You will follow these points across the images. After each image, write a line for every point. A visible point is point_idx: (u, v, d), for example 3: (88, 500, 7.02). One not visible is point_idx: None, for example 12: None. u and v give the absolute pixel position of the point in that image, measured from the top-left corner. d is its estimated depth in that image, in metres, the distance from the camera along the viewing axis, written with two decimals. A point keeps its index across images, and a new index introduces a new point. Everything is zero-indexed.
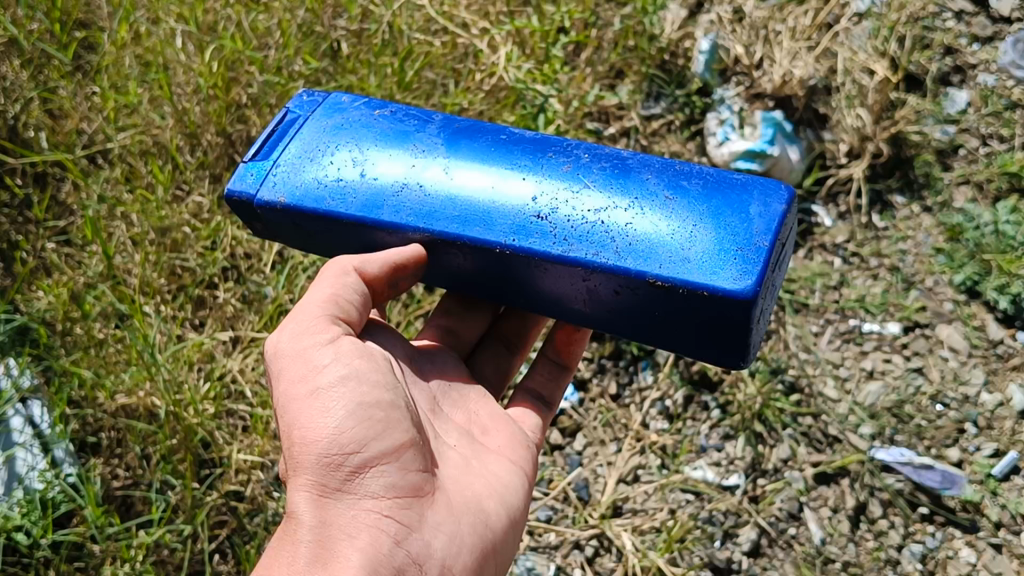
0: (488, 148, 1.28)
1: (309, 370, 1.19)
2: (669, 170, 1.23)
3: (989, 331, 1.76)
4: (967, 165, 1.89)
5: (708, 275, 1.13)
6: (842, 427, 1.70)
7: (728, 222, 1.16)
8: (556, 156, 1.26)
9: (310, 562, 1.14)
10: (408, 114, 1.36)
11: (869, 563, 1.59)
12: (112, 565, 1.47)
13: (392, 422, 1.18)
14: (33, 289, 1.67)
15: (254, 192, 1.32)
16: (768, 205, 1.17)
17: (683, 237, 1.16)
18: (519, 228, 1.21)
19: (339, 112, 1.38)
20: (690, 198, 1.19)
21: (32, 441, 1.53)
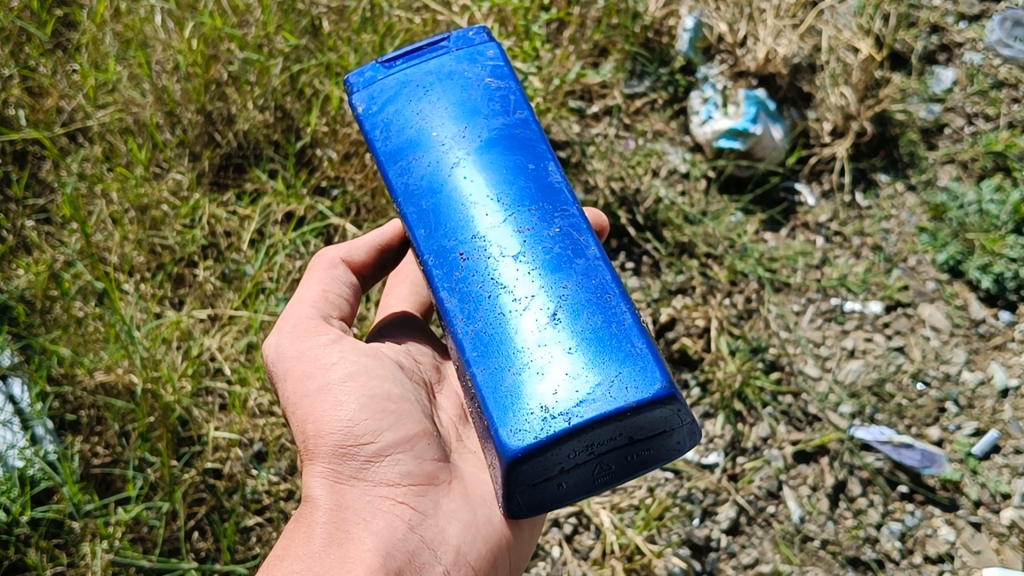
0: (496, 168, 1.21)
1: (317, 367, 1.27)
2: (595, 294, 1.11)
3: (971, 310, 1.77)
4: (952, 144, 1.89)
5: (503, 411, 1.06)
6: (822, 406, 1.69)
7: (564, 381, 1.05)
8: (534, 215, 1.17)
9: (324, 543, 1.19)
10: (511, 97, 1.27)
11: (847, 541, 1.58)
12: (91, 541, 1.47)
13: (404, 414, 1.26)
14: (13, 268, 1.67)
15: (354, 84, 1.33)
16: (611, 402, 1.03)
17: (518, 365, 1.08)
18: (438, 253, 1.18)
19: (472, 57, 1.31)
20: (573, 336, 1.08)
21: (11, 418, 1.53)
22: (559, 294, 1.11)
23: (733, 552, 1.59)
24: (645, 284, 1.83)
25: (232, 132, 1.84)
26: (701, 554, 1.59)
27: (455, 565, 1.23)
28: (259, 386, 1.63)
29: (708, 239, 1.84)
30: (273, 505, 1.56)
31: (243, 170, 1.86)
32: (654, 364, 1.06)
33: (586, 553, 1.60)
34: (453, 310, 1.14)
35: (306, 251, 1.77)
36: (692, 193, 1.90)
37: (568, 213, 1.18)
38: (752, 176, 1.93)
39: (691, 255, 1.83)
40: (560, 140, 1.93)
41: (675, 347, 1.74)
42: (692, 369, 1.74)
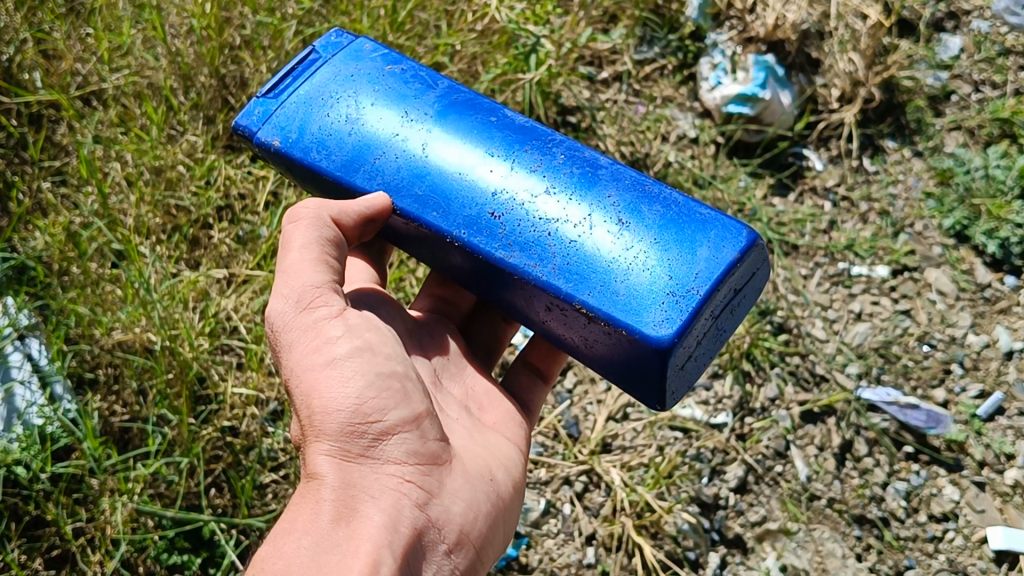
0: (462, 128, 1.23)
1: (320, 339, 1.14)
2: (637, 189, 1.16)
3: (977, 275, 1.79)
4: (959, 111, 1.91)
5: (632, 316, 1.09)
6: (829, 367, 1.72)
7: (669, 263, 1.10)
8: (534, 151, 1.20)
9: (332, 523, 1.08)
10: (418, 74, 1.31)
11: (853, 500, 1.61)
12: (110, 498, 1.49)
13: (408, 391, 1.14)
14: (30, 229, 1.69)
15: (256, 129, 1.31)
16: (717, 251, 1.11)
17: (620, 272, 1.11)
18: (471, 221, 1.17)
19: (355, 60, 1.33)
20: (645, 227, 1.13)
21: (30, 377, 1.55)
22: (607, 202, 1.15)
23: (741, 511, 1.61)
24: None
25: (246, 96, 1.87)
26: (709, 512, 1.61)
27: (460, 544, 1.14)
28: None
29: (717, 204, 1.85)
30: (290, 463, 1.59)
31: None
32: (730, 220, 1.14)
33: (597, 510, 1.62)
34: (521, 263, 1.14)
35: None
36: (701, 157, 1.92)
37: (555, 140, 1.22)
38: (761, 141, 1.94)
39: None
40: (571, 105, 1.95)
41: None
42: None
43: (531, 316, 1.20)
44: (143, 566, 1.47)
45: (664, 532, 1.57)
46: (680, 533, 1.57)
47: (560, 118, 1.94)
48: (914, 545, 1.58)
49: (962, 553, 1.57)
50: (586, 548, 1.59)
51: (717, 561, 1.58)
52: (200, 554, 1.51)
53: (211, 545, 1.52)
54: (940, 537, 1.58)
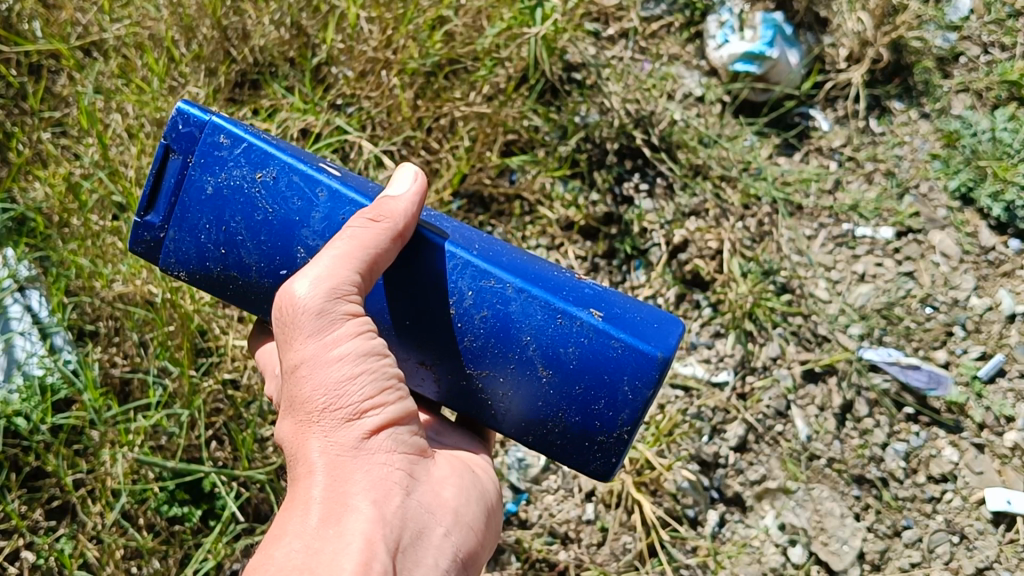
0: (375, 263, 1.10)
1: (319, 331, 1.02)
2: (548, 316, 1.07)
3: (981, 238, 1.77)
4: (967, 73, 1.88)
5: (573, 458, 1.11)
6: (832, 327, 1.71)
7: (594, 412, 1.07)
8: (438, 291, 1.08)
9: (323, 519, 0.99)
10: (293, 177, 1.09)
11: (853, 460, 1.62)
12: (110, 449, 1.49)
13: (404, 385, 1.07)
14: (29, 179, 1.69)
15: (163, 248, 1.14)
16: (632, 394, 1.06)
17: (556, 423, 1.09)
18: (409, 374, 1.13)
19: (217, 166, 1.10)
20: (567, 377, 1.07)
21: (30, 329, 1.54)
22: (526, 355, 1.07)
23: (741, 469, 1.63)
24: (658, 207, 1.82)
25: (248, 48, 1.85)
26: (709, 470, 1.62)
27: (456, 526, 1.08)
28: None
29: (722, 162, 1.84)
30: None
31: (259, 87, 1.89)
32: (639, 347, 1.06)
33: None
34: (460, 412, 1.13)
35: None
36: (707, 116, 1.91)
37: (458, 264, 1.08)
38: (767, 101, 1.93)
39: (705, 177, 1.83)
40: (576, 62, 1.92)
41: (688, 268, 1.77)
42: (703, 290, 1.76)
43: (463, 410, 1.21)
44: (143, 517, 1.47)
45: (664, 490, 1.58)
46: (679, 491, 1.59)
47: (565, 74, 1.91)
48: (912, 506, 1.59)
49: (960, 513, 1.58)
50: (586, 505, 1.60)
51: (715, 518, 1.60)
52: (200, 506, 1.51)
53: (211, 497, 1.52)
54: (938, 498, 1.60)
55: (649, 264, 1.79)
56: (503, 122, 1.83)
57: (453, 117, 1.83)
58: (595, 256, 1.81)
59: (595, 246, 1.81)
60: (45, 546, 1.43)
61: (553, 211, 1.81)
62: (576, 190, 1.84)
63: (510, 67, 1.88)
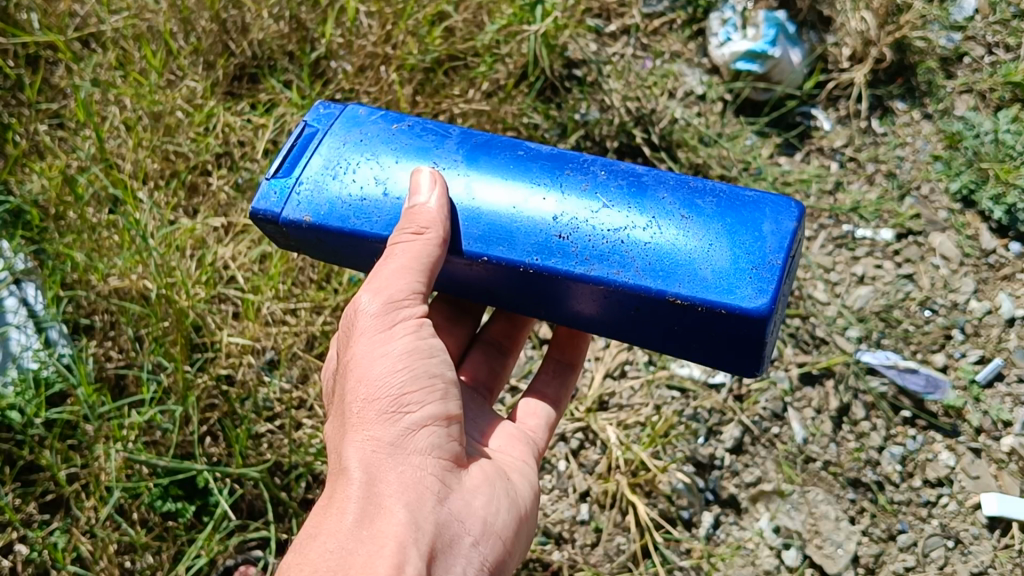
0: (499, 166, 1.17)
1: (381, 339, 1.11)
2: (683, 184, 1.12)
3: (981, 240, 1.77)
4: (971, 73, 1.87)
5: (727, 295, 1.04)
6: (830, 329, 1.71)
7: (743, 241, 1.05)
8: (573, 173, 1.14)
9: (359, 517, 1.03)
10: (425, 126, 1.24)
11: (849, 463, 1.61)
12: (104, 444, 1.49)
13: (449, 391, 1.11)
14: (27, 171, 1.69)
15: (278, 212, 1.20)
16: (782, 225, 1.06)
17: (701, 257, 1.06)
18: (541, 247, 1.10)
19: (355, 125, 1.24)
20: (708, 217, 1.08)
21: (25, 321, 1.56)
22: (664, 205, 1.10)
23: (736, 471, 1.62)
24: None
25: (247, 42, 1.85)
26: (704, 472, 1.61)
27: (483, 538, 1.10)
28: (272, 294, 1.63)
29: (722, 162, 1.83)
30: (285, 414, 1.57)
31: (258, 81, 1.88)
32: (778, 194, 1.09)
33: (592, 467, 1.62)
34: (604, 275, 1.08)
35: None
36: (707, 115, 1.90)
37: (588, 159, 1.16)
38: (769, 100, 1.92)
39: (705, 177, 1.82)
40: (577, 58, 1.91)
41: None
42: None
43: (617, 328, 1.15)
44: (136, 512, 1.46)
45: (659, 491, 1.57)
46: (674, 492, 1.58)
47: (566, 71, 1.90)
48: (907, 509, 1.58)
49: (955, 518, 1.57)
50: (581, 505, 1.60)
51: (709, 520, 1.58)
52: (193, 503, 1.51)
53: (205, 494, 1.51)
54: (934, 502, 1.59)
55: None
56: (503, 119, 1.81)
57: (452, 113, 1.81)
58: None
59: None
60: (39, 540, 1.43)
61: None
62: None
63: (510, 64, 1.87)
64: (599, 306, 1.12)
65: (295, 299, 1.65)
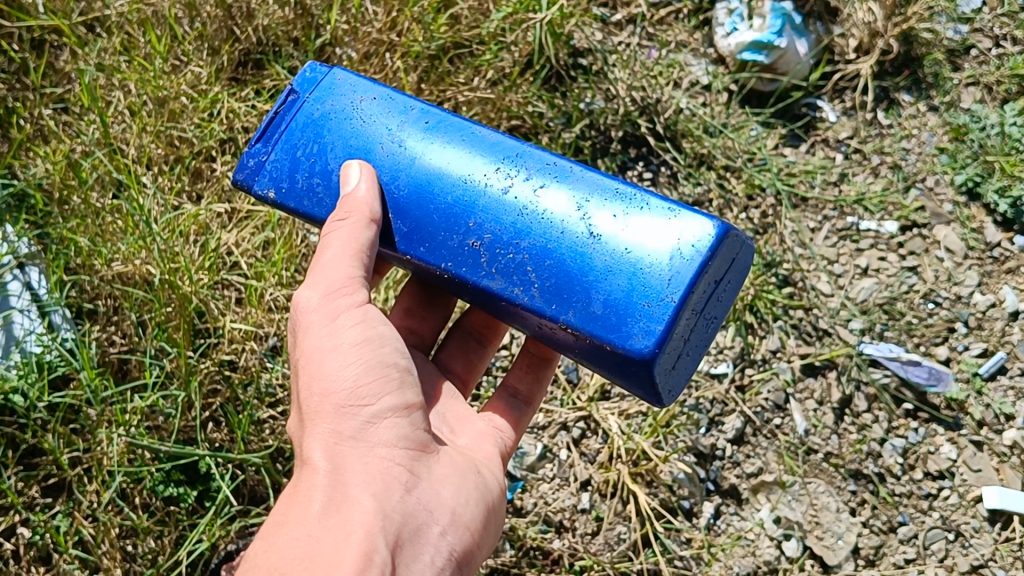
0: (437, 154, 1.16)
1: (330, 328, 1.14)
2: (606, 193, 1.10)
3: (986, 234, 1.77)
4: (977, 66, 1.90)
5: (613, 331, 1.04)
6: (832, 322, 1.71)
7: (643, 273, 1.04)
8: (504, 169, 1.13)
9: (324, 507, 1.05)
10: (390, 101, 1.23)
11: (850, 455, 1.61)
12: (107, 428, 1.49)
13: (407, 380, 1.14)
14: (31, 155, 1.69)
15: (250, 182, 1.25)
16: (686, 261, 1.03)
17: (598, 287, 1.06)
18: (454, 254, 1.13)
19: (329, 96, 1.24)
20: (615, 241, 1.06)
21: (29, 305, 1.56)
22: (578, 216, 1.09)
23: (737, 462, 1.62)
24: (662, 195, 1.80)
25: (251, 27, 1.85)
26: (706, 462, 1.61)
27: (453, 526, 1.11)
28: (275, 281, 1.64)
29: (727, 152, 1.83)
30: (287, 400, 1.57)
31: (263, 67, 1.88)
32: (696, 215, 1.05)
33: (593, 457, 1.62)
34: (506, 291, 1.10)
35: None
36: (713, 105, 1.90)
37: (526, 153, 1.15)
38: (774, 91, 1.91)
39: (709, 167, 1.82)
40: (583, 47, 1.91)
41: None
42: None
43: (534, 333, 1.16)
44: (139, 496, 1.47)
45: (660, 481, 1.57)
46: (675, 482, 1.58)
47: (571, 60, 1.90)
48: (908, 502, 1.59)
49: (957, 511, 1.58)
50: (581, 494, 1.59)
51: (710, 510, 1.59)
52: (196, 488, 1.50)
53: (207, 479, 1.51)
54: (935, 495, 1.59)
55: None
56: (508, 107, 1.81)
57: (456, 101, 1.80)
58: None
59: None
60: (41, 524, 1.44)
61: None
62: None
63: (516, 52, 1.87)
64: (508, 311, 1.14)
65: (298, 285, 1.65)
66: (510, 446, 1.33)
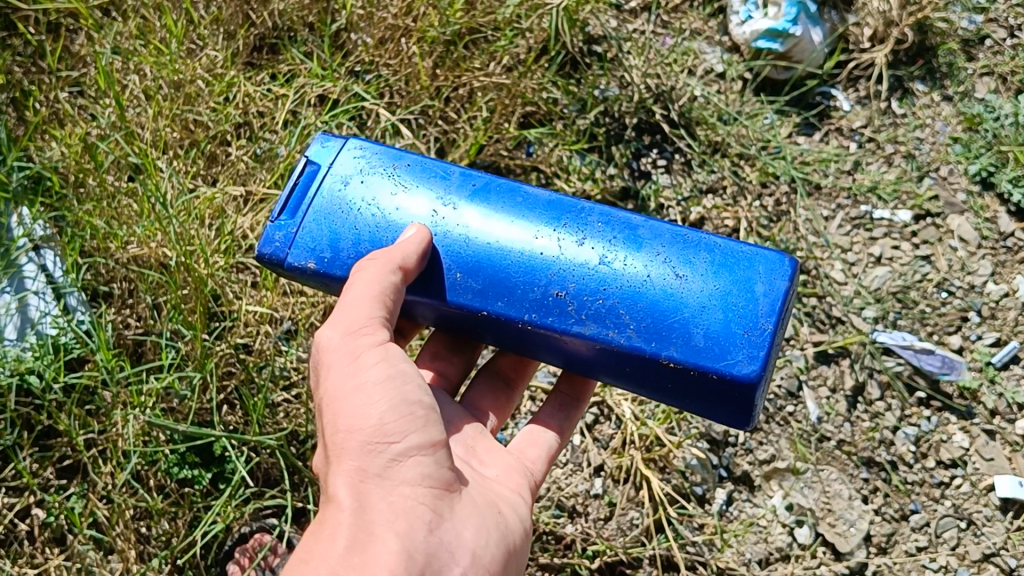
0: (501, 212, 1.16)
1: (355, 365, 1.11)
2: (678, 238, 1.12)
3: (1000, 224, 1.77)
4: (992, 56, 1.92)
5: (719, 360, 1.07)
6: (846, 310, 1.70)
7: (736, 304, 1.07)
8: (572, 225, 1.14)
9: (348, 546, 1.03)
10: (425, 165, 1.21)
11: (863, 443, 1.61)
12: (122, 410, 1.49)
13: (431, 417, 1.10)
14: (46, 138, 1.70)
15: (285, 255, 1.19)
16: (777, 288, 1.08)
17: (696, 320, 1.08)
18: (539, 305, 1.12)
19: (357, 162, 1.22)
20: (702, 278, 1.09)
21: (44, 288, 1.57)
22: (658, 262, 1.11)
23: (750, 449, 1.62)
24: (676, 182, 1.80)
25: (267, 12, 1.87)
26: (719, 449, 1.61)
27: (474, 568, 1.09)
28: None
29: (742, 139, 1.83)
30: (302, 382, 1.58)
31: (277, 52, 1.89)
32: (767, 251, 1.11)
33: (606, 442, 1.62)
34: (600, 335, 1.10)
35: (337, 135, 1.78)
36: (727, 93, 1.90)
37: (585, 209, 1.16)
38: (789, 79, 1.91)
39: (723, 155, 1.82)
40: (597, 34, 1.92)
41: None
42: None
43: (609, 372, 1.16)
44: (154, 478, 1.47)
45: (672, 467, 1.58)
46: (688, 468, 1.58)
47: (586, 47, 1.90)
48: (921, 490, 1.59)
49: (969, 499, 1.58)
50: (595, 479, 1.60)
51: (722, 497, 1.59)
52: (210, 470, 1.51)
53: (222, 461, 1.51)
54: (947, 483, 1.59)
55: None
56: (522, 94, 1.80)
57: (472, 87, 1.81)
58: None
59: None
60: (55, 505, 1.45)
61: (570, 184, 1.77)
62: (592, 164, 1.80)
63: (530, 38, 1.87)
64: (587, 353, 1.14)
65: None
66: (539, 478, 1.31)
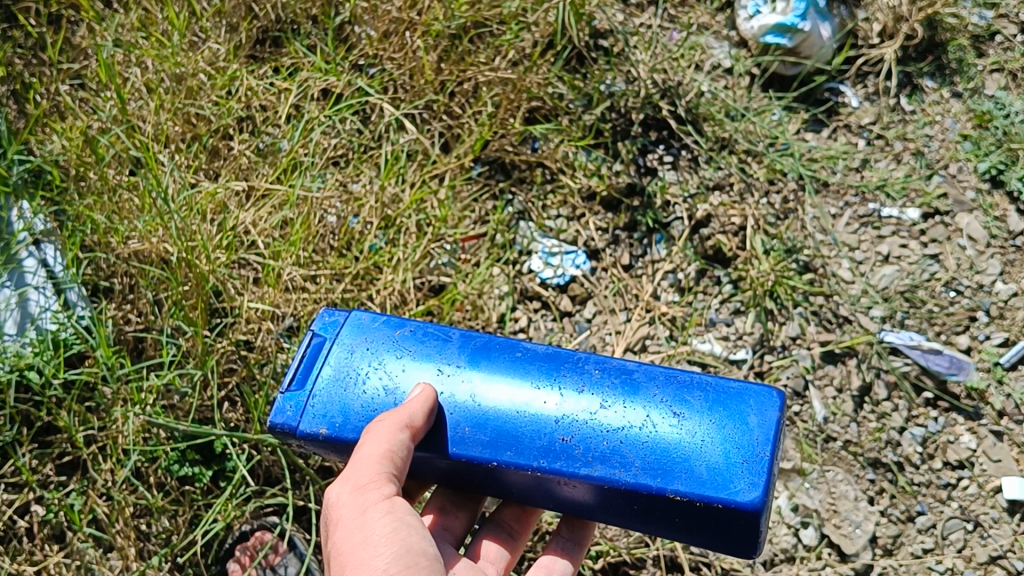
0: (503, 369, 1.11)
1: (360, 521, 1.04)
2: (672, 379, 1.08)
3: (1010, 222, 1.75)
4: (1002, 52, 1.90)
5: (722, 489, 1.01)
6: (853, 309, 1.68)
7: (730, 434, 1.03)
8: (571, 374, 1.10)
9: None
10: (427, 328, 1.17)
11: (869, 444, 1.59)
12: (123, 407, 1.48)
13: (435, 569, 1.02)
14: (47, 132, 1.69)
15: (297, 424, 1.13)
16: (768, 416, 1.03)
17: (695, 456, 1.03)
18: (546, 452, 1.06)
19: (362, 331, 1.17)
20: (698, 414, 1.05)
21: (45, 283, 1.55)
22: (654, 401, 1.06)
23: None
24: (682, 179, 1.78)
25: (270, 4, 1.86)
26: None
27: None
28: (293, 260, 1.61)
29: (749, 136, 1.82)
30: None
31: (281, 45, 1.89)
32: (754, 383, 1.07)
33: None
34: (607, 476, 1.04)
35: (341, 128, 1.76)
36: (735, 89, 1.89)
37: (583, 358, 1.12)
38: (797, 75, 1.90)
39: (730, 151, 1.80)
40: (603, 29, 1.92)
41: (710, 243, 1.71)
42: (725, 267, 1.71)
43: (619, 519, 1.09)
44: (154, 476, 1.46)
45: None
46: None
47: (593, 41, 1.90)
48: (927, 491, 1.57)
49: (976, 501, 1.56)
50: None
51: None
52: (211, 467, 1.49)
53: (222, 459, 1.49)
54: (954, 485, 1.57)
55: (671, 239, 1.73)
56: (527, 89, 1.78)
57: (476, 82, 1.80)
58: (616, 228, 1.74)
59: (616, 219, 1.74)
60: (55, 502, 1.44)
61: (575, 180, 1.75)
62: (598, 161, 1.78)
63: (537, 32, 1.86)
64: (592, 497, 1.07)
65: (315, 266, 1.62)
66: None
